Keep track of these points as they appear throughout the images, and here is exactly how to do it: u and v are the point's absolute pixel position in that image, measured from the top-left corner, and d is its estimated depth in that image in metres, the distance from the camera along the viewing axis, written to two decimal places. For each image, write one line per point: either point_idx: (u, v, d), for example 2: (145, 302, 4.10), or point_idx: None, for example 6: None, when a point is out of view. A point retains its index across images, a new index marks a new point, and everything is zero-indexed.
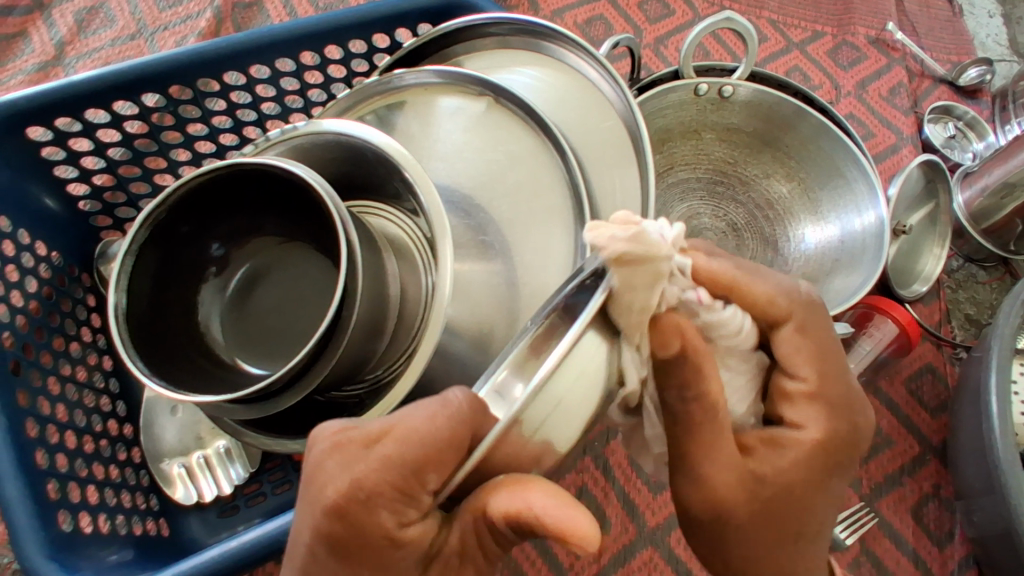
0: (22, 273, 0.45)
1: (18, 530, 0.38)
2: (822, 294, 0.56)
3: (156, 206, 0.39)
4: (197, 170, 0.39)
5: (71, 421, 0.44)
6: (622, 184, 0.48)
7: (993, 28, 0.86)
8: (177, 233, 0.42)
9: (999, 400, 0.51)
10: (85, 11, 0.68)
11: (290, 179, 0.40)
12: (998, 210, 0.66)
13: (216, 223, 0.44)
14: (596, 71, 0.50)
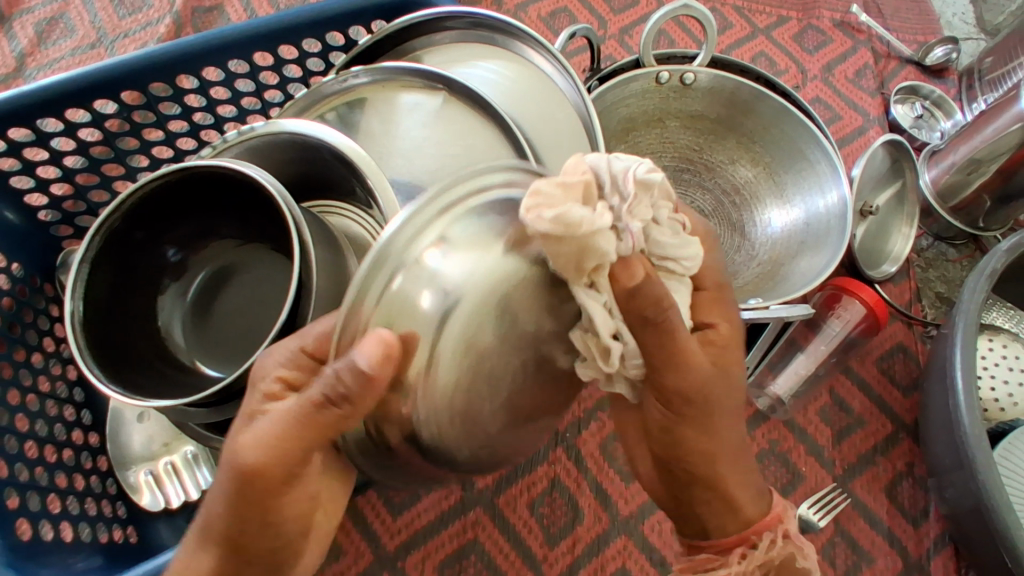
0: None
1: None
2: (789, 276, 0.55)
3: (111, 213, 0.39)
4: (156, 170, 0.38)
5: (32, 431, 0.44)
6: None
7: (959, 7, 0.87)
8: (132, 241, 0.41)
9: (965, 376, 0.51)
10: (45, 21, 0.68)
11: (244, 181, 0.39)
12: (967, 186, 0.66)
13: (171, 227, 0.43)
14: (551, 64, 0.50)
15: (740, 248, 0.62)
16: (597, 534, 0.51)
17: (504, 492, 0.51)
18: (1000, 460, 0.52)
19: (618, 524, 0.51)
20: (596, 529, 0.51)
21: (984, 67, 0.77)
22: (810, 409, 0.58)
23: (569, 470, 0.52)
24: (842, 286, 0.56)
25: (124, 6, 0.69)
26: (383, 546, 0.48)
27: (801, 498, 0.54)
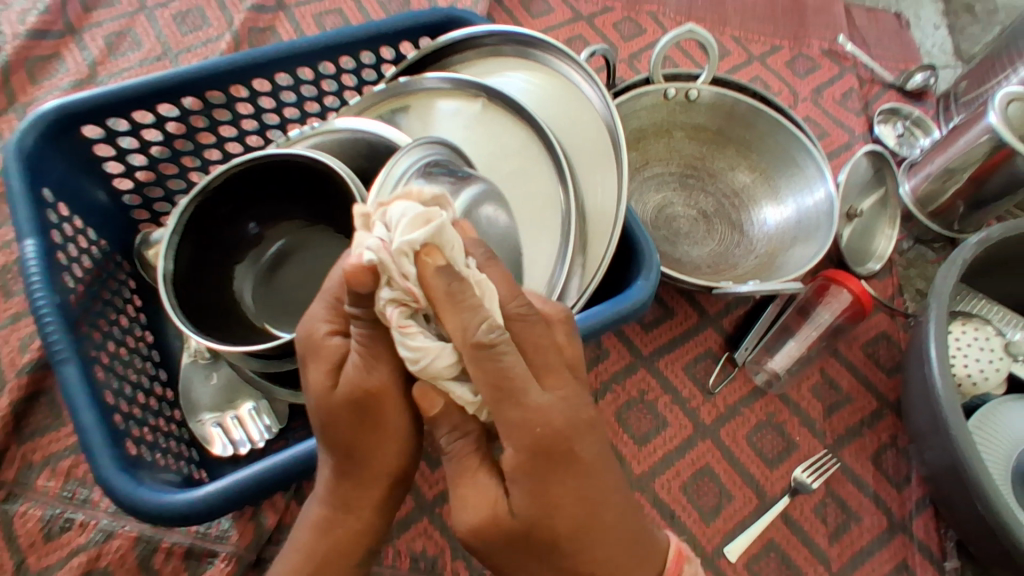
0: (80, 251, 0.50)
1: (85, 429, 0.38)
2: (784, 261, 0.63)
3: (189, 199, 0.46)
4: (229, 162, 0.46)
5: (125, 377, 0.49)
6: (603, 180, 0.54)
7: (938, 38, 0.96)
8: (217, 214, 0.48)
9: (939, 354, 0.57)
10: (114, 35, 0.75)
11: (311, 167, 0.46)
12: (943, 192, 0.75)
13: (249, 207, 0.50)
14: (579, 75, 0.56)
15: (740, 243, 0.69)
16: None
17: None
18: (974, 428, 0.58)
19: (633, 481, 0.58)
20: None
21: (959, 91, 0.86)
22: (803, 386, 0.65)
23: None
24: (832, 277, 0.62)
25: (186, 25, 0.76)
26: (422, 494, 0.54)
27: (796, 464, 0.61)
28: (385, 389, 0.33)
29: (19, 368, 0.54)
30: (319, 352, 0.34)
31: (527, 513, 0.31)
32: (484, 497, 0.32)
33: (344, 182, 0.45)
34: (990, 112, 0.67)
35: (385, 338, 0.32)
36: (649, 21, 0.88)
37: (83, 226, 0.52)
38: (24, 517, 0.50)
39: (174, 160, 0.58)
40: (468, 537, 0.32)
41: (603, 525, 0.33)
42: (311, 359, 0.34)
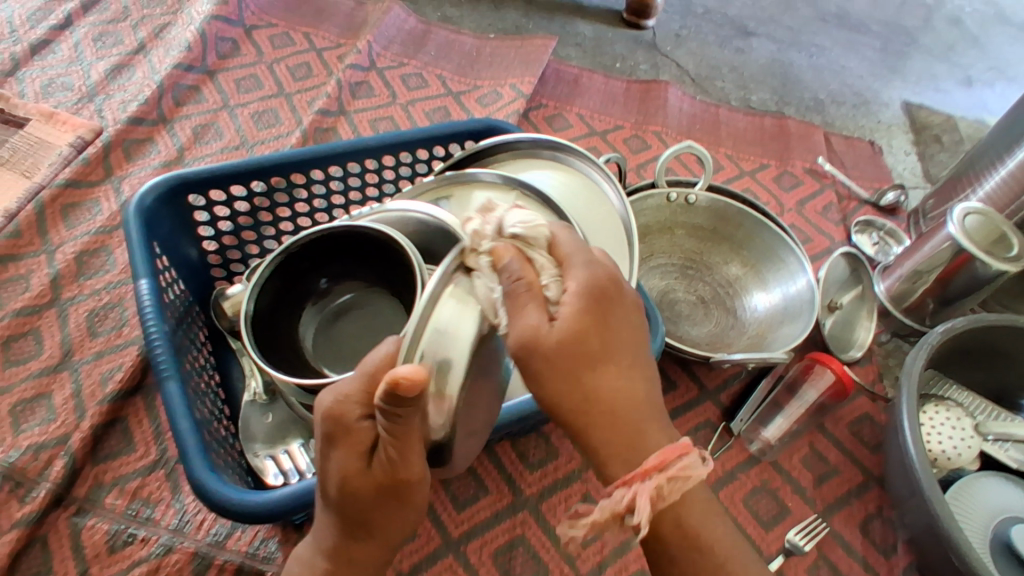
0: (176, 295, 0.59)
1: (183, 436, 0.46)
2: (774, 337, 0.73)
3: (280, 251, 0.55)
4: (310, 228, 0.55)
5: (203, 404, 0.56)
6: (616, 269, 0.62)
7: (909, 163, 1.13)
8: (298, 267, 0.57)
9: (911, 425, 0.64)
10: (200, 126, 0.87)
11: (376, 238, 0.55)
12: (913, 291, 0.85)
13: (325, 264, 0.59)
14: (604, 178, 0.65)
15: (734, 326, 0.78)
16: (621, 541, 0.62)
17: (546, 499, 0.64)
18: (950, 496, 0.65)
19: None
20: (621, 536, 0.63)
21: (927, 208, 0.98)
22: (794, 457, 0.72)
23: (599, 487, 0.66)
24: (818, 356, 0.69)
25: (262, 122, 0.89)
26: (447, 532, 0.61)
27: (789, 527, 0.67)
28: (408, 477, 0.40)
29: (101, 398, 0.63)
30: (349, 435, 0.39)
31: (570, 333, 0.38)
32: (528, 323, 0.38)
33: (403, 251, 0.54)
34: (950, 223, 0.79)
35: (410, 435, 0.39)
36: (654, 139, 1.02)
37: (178, 277, 0.61)
38: (92, 530, 0.57)
39: (254, 227, 0.67)
40: (520, 346, 0.38)
41: (627, 368, 0.41)
42: (340, 439, 0.40)
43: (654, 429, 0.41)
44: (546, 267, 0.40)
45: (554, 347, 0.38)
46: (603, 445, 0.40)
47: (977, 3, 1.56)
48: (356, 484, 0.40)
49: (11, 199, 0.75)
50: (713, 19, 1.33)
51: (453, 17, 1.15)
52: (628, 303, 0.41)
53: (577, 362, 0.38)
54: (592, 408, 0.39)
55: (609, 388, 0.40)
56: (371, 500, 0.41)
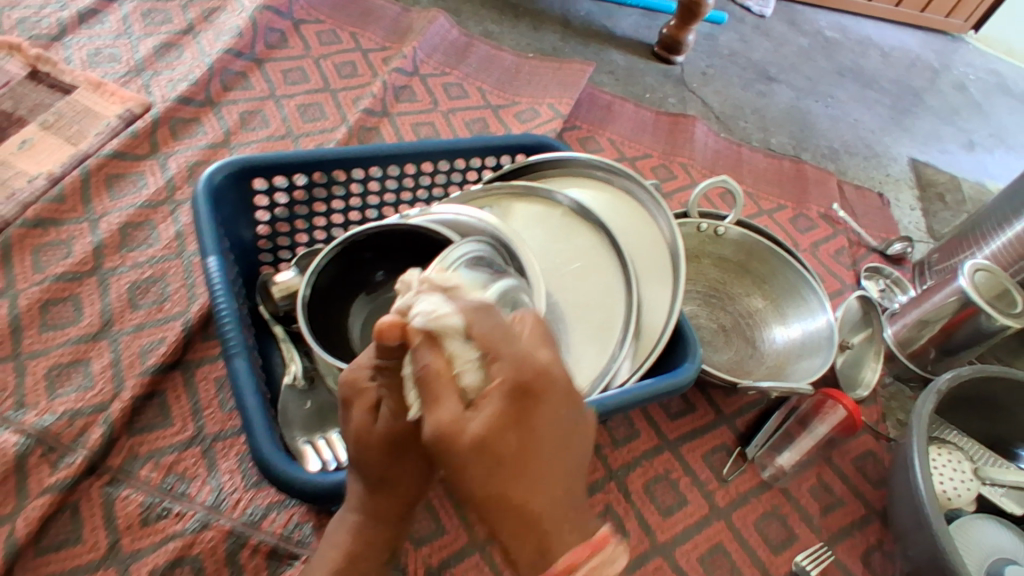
0: (236, 273, 0.61)
1: (249, 411, 0.48)
2: (793, 371, 0.76)
3: (350, 236, 0.57)
4: (368, 224, 0.57)
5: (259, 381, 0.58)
6: (656, 297, 0.64)
7: (913, 217, 1.18)
8: (362, 258, 0.60)
9: (922, 465, 0.67)
10: (247, 112, 0.89)
11: (439, 239, 0.57)
12: (918, 338, 0.89)
13: (389, 259, 0.61)
14: (654, 207, 0.67)
15: (753, 356, 0.81)
16: (641, 551, 0.67)
17: None
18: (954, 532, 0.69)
19: (656, 547, 0.67)
20: (640, 547, 0.67)
21: (932, 261, 1.03)
22: (803, 485, 0.75)
23: (619, 499, 0.69)
24: (829, 393, 0.69)
25: (308, 115, 0.91)
26: (474, 531, 0.62)
27: (796, 553, 0.71)
28: (413, 429, 0.39)
29: (141, 370, 0.62)
30: (359, 398, 0.40)
31: (489, 430, 0.31)
32: (439, 416, 0.31)
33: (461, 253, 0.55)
34: (961, 277, 0.84)
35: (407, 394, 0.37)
36: (680, 170, 1.06)
37: (236, 258, 0.63)
38: (126, 501, 0.56)
39: (308, 217, 0.69)
40: (435, 441, 0.31)
41: (540, 461, 0.32)
42: (354, 402, 0.40)
43: (564, 529, 0.33)
44: (462, 355, 0.32)
45: (482, 445, 0.31)
46: (528, 536, 0.32)
47: (980, 72, 1.64)
48: (370, 443, 0.40)
49: (56, 163, 0.75)
50: (737, 61, 1.39)
51: (494, 33, 1.18)
52: (559, 391, 0.33)
53: (497, 464, 0.31)
54: (518, 505, 0.32)
55: (530, 481, 0.32)
56: (387, 459, 0.41)
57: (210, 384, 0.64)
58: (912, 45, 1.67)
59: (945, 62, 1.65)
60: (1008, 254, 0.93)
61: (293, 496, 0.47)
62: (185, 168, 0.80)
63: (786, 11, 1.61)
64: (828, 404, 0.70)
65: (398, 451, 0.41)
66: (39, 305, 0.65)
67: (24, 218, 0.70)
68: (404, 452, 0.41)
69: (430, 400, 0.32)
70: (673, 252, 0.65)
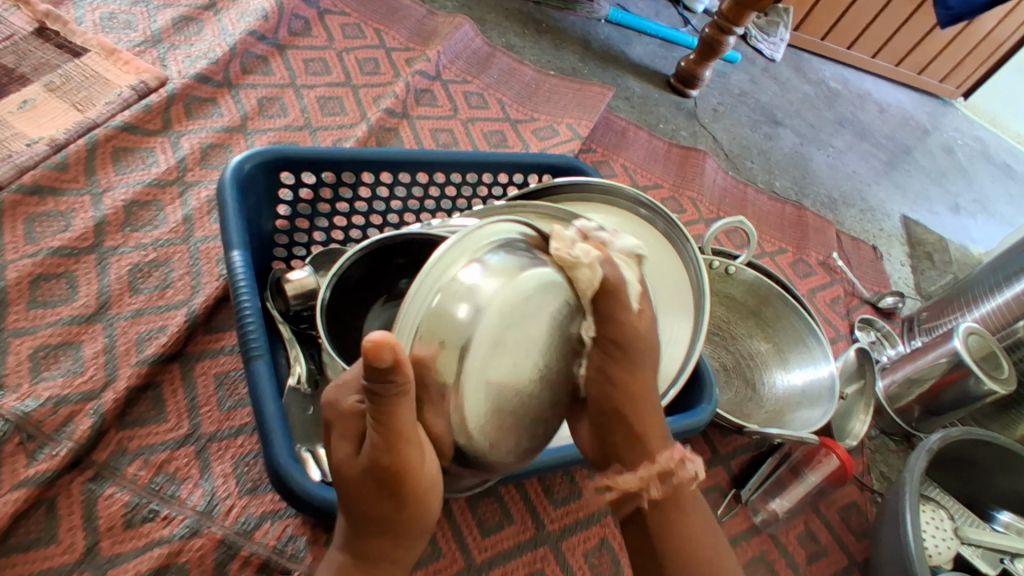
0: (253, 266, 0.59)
1: (265, 414, 0.46)
2: (792, 420, 0.76)
3: (385, 238, 0.56)
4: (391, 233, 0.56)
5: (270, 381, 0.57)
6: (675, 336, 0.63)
7: (903, 273, 1.22)
8: (393, 262, 0.58)
9: (913, 522, 0.69)
10: (266, 99, 0.86)
11: None
12: (906, 395, 0.92)
13: None
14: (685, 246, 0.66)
15: (753, 398, 0.81)
16: None
17: (567, 538, 0.64)
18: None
19: None
20: None
21: (921, 318, 1.06)
22: (792, 532, 0.76)
23: (615, 534, 0.66)
24: (825, 441, 0.69)
25: (328, 109, 0.89)
26: (471, 556, 0.60)
27: None
28: (401, 464, 0.35)
29: (138, 359, 0.59)
30: (341, 421, 0.37)
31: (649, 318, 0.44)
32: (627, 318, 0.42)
33: None
34: (956, 338, 0.86)
35: (397, 412, 0.34)
36: (690, 204, 1.07)
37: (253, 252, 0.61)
38: (109, 500, 0.52)
39: (329, 215, 0.67)
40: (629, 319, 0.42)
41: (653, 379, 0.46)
42: (336, 427, 0.37)
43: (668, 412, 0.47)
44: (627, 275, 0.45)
45: (640, 331, 0.43)
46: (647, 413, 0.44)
47: (968, 138, 1.70)
48: (352, 475, 0.37)
49: (59, 128, 0.71)
50: (747, 101, 1.41)
51: (516, 46, 1.18)
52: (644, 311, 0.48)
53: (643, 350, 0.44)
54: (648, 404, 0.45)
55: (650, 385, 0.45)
56: (374, 491, 0.36)
57: (209, 380, 0.61)
58: (908, 105, 1.72)
59: (936, 124, 1.70)
60: (996, 320, 0.96)
61: (299, 509, 0.45)
62: (198, 150, 0.77)
63: (796, 57, 1.64)
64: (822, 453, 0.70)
65: (382, 481, 0.36)
66: (29, 279, 0.61)
67: (20, 182, 0.66)
68: (395, 492, 0.36)
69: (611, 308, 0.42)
70: (697, 291, 0.66)
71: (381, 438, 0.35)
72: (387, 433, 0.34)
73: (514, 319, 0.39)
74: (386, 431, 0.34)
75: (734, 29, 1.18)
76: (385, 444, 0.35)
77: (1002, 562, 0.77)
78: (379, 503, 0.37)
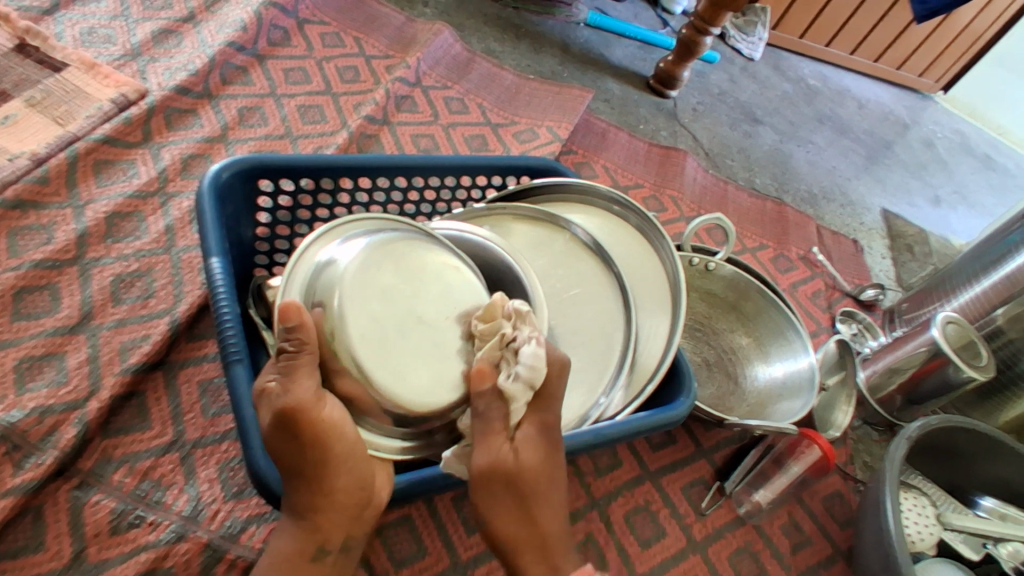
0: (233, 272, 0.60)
1: (246, 420, 0.47)
2: (774, 412, 0.77)
3: None
4: None
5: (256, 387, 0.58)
6: (654, 330, 0.65)
7: (884, 265, 1.23)
8: None
9: (894, 510, 0.70)
10: (246, 108, 0.87)
11: None
12: (887, 385, 0.93)
13: None
14: (658, 240, 0.68)
15: (735, 391, 0.83)
16: None
17: None
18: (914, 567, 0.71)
19: None
20: None
21: (902, 309, 1.08)
22: (776, 523, 0.77)
23: None
24: (805, 432, 0.70)
25: (308, 117, 0.90)
26: (457, 554, 0.61)
27: None
28: (299, 404, 0.40)
29: (121, 368, 0.59)
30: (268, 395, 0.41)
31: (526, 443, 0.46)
32: (496, 449, 0.45)
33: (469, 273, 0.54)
34: (933, 327, 0.87)
35: (303, 372, 0.41)
36: (670, 203, 1.08)
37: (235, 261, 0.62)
38: (95, 507, 0.52)
39: (309, 222, 0.68)
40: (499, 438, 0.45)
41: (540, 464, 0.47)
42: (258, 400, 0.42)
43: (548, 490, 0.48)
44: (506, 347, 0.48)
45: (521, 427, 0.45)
46: (508, 533, 0.47)
47: (947, 131, 1.73)
48: (269, 429, 0.41)
49: (41, 142, 0.72)
50: (726, 101, 1.43)
51: (495, 51, 1.19)
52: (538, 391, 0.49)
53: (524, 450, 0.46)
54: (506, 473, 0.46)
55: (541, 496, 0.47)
56: (294, 447, 0.42)
57: (192, 387, 0.61)
58: (887, 100, 1.75)
59: (916, 118, 1.73)
60: (975, 309, 0.98)
61: (282, 511, 0.45)
62: (178, 161, 0.78)
63: (773, 56, 1.66)
64: (803, 445, 0.70)
65: (292, 434, 0.41)
66: (12, 292, 0.61)
67: (2, 197, 0.67)
68: (298, 437, 0.41)
69: (483, 435, 0.45)
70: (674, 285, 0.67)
71: (292, 384, 0.41)
72: (297, 384, 0.41)
73: (377, 285, 0.47)
74: (291, 380, 0.41)
75: (710, 29, 1.20)
76: (294, 390, 0.41)
77: (986, 547, 0.78)
78: (298, 458, 0.42)
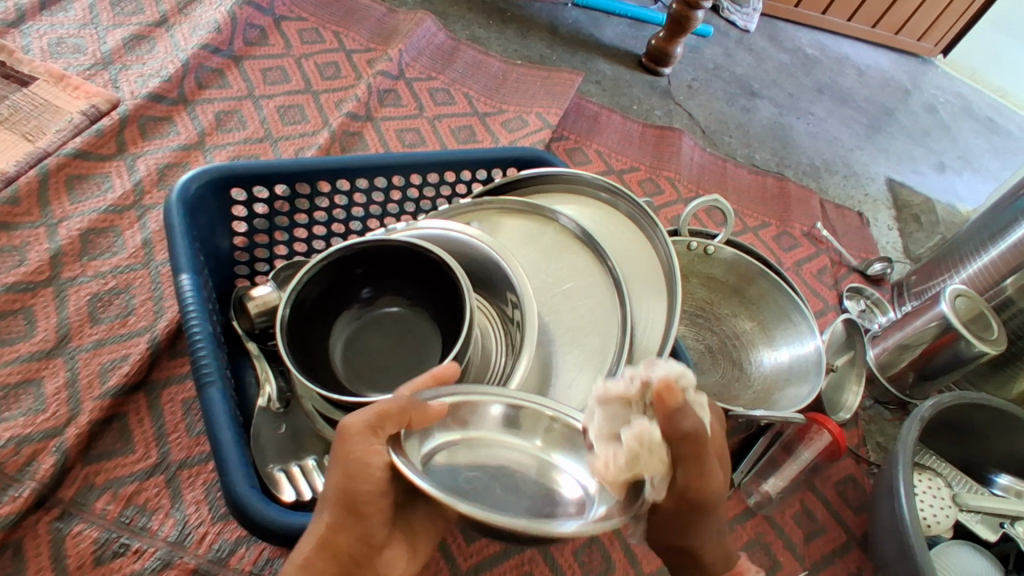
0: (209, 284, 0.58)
1: (222, 443, 0.45)
2: (781, 400, 0.74)
3: (345, 248, 0.54)
4: (344, 244, 0.54)
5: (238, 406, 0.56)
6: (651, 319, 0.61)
7: (891, 237, 1.20)
8: (352, 273, 0.56)
9: (907, 494, 0.67)
10: (223, 113, 0.85)
11: (429, 257, 0.54)
12: (899, 362, 0.90)
13: (380, 275, 0.58)
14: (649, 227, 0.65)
15: (739, 378, 0.81)
16: None
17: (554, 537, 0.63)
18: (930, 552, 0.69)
19: None
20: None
21: (910, 283, 1.04)
22: (787, 513, 0.75)
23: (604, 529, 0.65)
24: (814, 418, 0.67)
25: (288, 117, 0.87)
26: (457, 565, 0.60)
27: None
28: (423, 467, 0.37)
29: (100, 392, 0.58)
30: None
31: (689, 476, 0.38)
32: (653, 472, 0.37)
33: (452, 273, 0.52)
34: (944, 301, 0.84)
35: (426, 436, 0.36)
36: (667, 184, 1.05)
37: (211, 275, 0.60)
38: (78, 537, 0.51)
39: (289, 229, 0.66)
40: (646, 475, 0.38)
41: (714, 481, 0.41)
42: None
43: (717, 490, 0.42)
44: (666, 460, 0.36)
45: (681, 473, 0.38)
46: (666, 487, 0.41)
47: (950, 95, 1.67)
48: None
49: (10, 161, 0.70)
50: (722, 75, 1.38)
51: (481, 37, 1.16)
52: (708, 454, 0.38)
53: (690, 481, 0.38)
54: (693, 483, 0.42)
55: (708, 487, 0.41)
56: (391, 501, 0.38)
57: (176, 407, 0.60)
58: (888, 65, 1.69)
59: (917, 83, 1.67)
60: (984, 280, 0.94)
61: (261, 537, 0.44)
62: (154, 172, 0.75)
63: (769, 26, 1.61)
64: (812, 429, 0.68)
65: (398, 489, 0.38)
66: None
67: None
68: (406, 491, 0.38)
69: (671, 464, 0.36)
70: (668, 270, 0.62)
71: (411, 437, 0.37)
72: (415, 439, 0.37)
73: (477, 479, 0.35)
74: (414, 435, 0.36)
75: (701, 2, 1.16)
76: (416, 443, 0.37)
77: (1003, 527, 0.75)
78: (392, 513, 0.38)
